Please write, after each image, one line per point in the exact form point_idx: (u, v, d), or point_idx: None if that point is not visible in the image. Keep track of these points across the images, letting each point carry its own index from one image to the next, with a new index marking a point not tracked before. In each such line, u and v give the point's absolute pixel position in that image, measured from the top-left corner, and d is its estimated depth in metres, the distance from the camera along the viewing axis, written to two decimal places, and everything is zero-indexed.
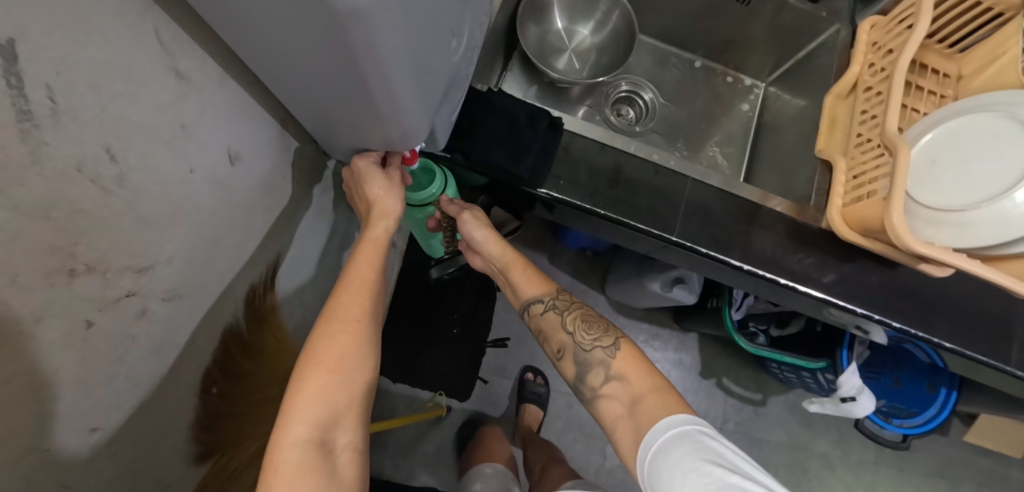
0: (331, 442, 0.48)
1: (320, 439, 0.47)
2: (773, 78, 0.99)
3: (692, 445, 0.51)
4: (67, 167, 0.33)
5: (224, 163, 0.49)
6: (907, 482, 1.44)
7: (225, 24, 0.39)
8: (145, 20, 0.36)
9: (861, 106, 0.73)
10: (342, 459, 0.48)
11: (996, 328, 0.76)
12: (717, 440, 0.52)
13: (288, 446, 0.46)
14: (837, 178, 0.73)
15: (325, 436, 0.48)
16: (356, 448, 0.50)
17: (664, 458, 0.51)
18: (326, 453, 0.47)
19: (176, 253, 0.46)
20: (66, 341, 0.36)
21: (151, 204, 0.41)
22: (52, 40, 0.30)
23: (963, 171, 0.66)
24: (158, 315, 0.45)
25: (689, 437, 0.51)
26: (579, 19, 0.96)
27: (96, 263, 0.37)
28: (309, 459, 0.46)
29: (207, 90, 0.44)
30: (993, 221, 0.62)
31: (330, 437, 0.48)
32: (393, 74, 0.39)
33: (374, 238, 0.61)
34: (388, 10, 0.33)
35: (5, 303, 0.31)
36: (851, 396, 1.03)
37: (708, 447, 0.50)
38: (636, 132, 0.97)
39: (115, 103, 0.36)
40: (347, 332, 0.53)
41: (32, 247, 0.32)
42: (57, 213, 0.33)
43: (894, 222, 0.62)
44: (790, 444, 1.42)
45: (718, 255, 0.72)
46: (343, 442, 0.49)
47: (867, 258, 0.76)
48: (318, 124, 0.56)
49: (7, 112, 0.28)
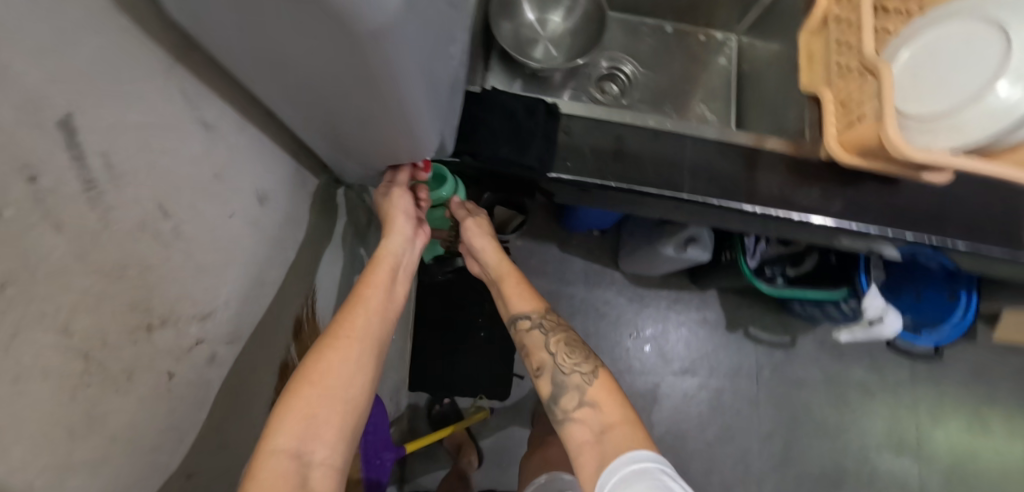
0: (309, 455, 0.46)
1: (297, 448, 0.46)
2: (744, 28, 1.01)
3: (649, 482, 0.51)
4: (131, 227, 0.35)
5: (257, 204, 0.51)
6: (945, 393, 1.47)
7: (248, 71, 0.41)
8: (173, 79, 0.38)
9: (835, 37, 0.76)
10: (316, 476, 0.46)
11: (1006, 223, 0.79)
12: (676, 481, 0.53)
13: (269, 453, 0.45)
14: (826, 108, 0.75)
15: (304, 448, 0.46)
16: (334, 468, 0.48)
17: (623, 490, 0.52)
18: (301, 465, 0.45)
19: (230, 297, 0.48)
20: (153, 393, 0.38)
21: (204, 252, 0.43)
22: (103, 111, 0.32)
23: (945, 78, 0.69)
24: (223, 359, 0.47)
25: (650, 475, 0.52)
26: (549, 7, 0.99)
27: (167, 316, 0.39)
28: (285, 473, 0.44)
29: (234, 137, 0.46)
30: (984, 116, 0.64)
31: (307, 451, 0.46)
32: (409, 89, 0.41)
33: (388, 257, 0.61)
34: (407, 29, 0.35)
35: (100, 364, 0.33)
36: (877, 317, 1.05)
37: (666, 486, 0.51)
38: (624, 105, 1.00)
39: (162, 161, 0.38)
40: (351, 349, 0.53)
41: (114, 308, 0.34)
42: (129, 272, 0.35)
43: (892, 136, 0.64)
44: (826, 379, 1.46)
45: (730, 204, 0.75)
46: (320, 458, 0.47)
47: (870, 180, 0.79)
48: (334, 152, 0.58)
49: (75, 183, 0.30)
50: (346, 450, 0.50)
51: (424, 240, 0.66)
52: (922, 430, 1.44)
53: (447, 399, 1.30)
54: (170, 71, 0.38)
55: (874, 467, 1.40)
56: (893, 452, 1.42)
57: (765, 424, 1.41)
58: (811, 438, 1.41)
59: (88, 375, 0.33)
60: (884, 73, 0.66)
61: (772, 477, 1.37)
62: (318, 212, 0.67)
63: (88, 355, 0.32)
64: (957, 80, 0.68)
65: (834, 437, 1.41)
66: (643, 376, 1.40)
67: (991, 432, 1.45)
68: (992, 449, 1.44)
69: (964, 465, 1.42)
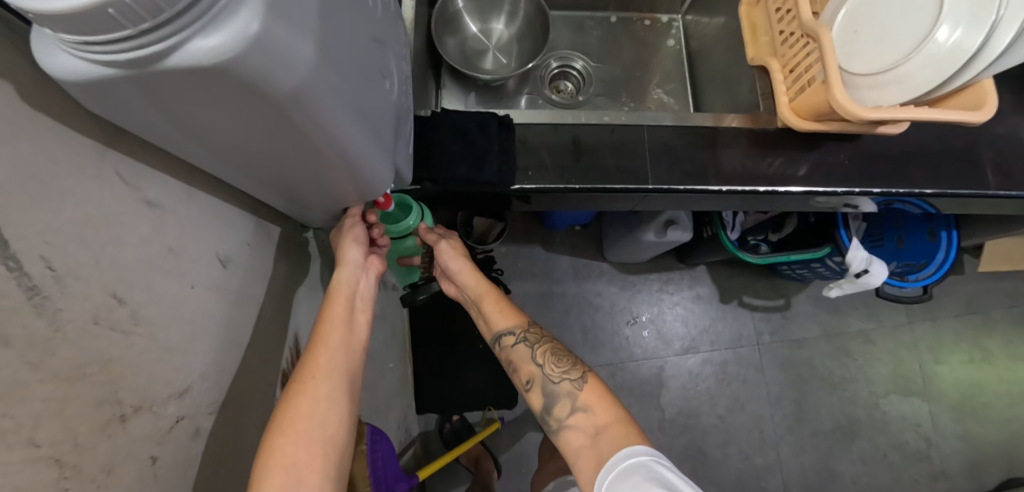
0: None
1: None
2: (687, 7, 1.02)
3: (645, 474, 0.52)
4: (86, 322, 0.35)
5: (219, 268, 0.51)
6: (943, 329, 1.49)
7: (180, 149, 0.41)
8: (107, 165, 0.37)
9: (774, 5, 0.77)
10: None
11: (967, 160, 0.80)
12: (671, 470, 0.53)
13: None
14: (776, 78, 0.77)
15: None
16: None
17: (620, 485, 0.52)
18: None
19: (205, 368, 0.47)
20: (137, 481, 0.38)
21: (169, 330, 0.43)
22: (34, 216, 0.31)
23: (884, 31, 0.70)
24: (208, 430, 0.47)
25: (645, 467, 0.52)
26: (491, 15, 0.98)
27: (140, 403, 0.39)
28: None
29: (183, 209, 0.46)
30: (928, 66, 0.65)
31: None
32: (344, 135, 0.41)
33: (342, 289, 0.60)
34: (321, 76, 0.35)
35: (75, 466, 0.33)
36: (863, 270, 1.06)
37: (662, 476, 0.51)
38: (580, 101, 1.00)
39: (107, 251, 0.37)
40: (320, 390, 0.52)
41: (80, 409, 0.34)
42: (92, 370, 0.35)
43: (838, 99, 0.65)
44: (826, 334, 1.47)
45: (696, 187, 0.75)
46: None
47: (830, 140, 0.79)
48: (291, 205, 0.57)
49: (17, 294, 0.30)
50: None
51: (378, 265, 0.65)
52: (926, 368, 1.46)
53: (457, 416, 1.29)
54: (104, 158, 0.37)
55: (885, 413, 1.42)
56: (902, 395, 1.43)
57: (773, 388, 1.42)
58: (819, 394, 1.42)
59: (64, 480, 0.32)
60: (822, 37, 0.67)
61: (789, 439, 1.38)
62: (289, 262, 0.67)
63: (60, 461, 0.32)
64: (895, 32, 0.69)
65: (842, 390, 1.43)
66: (646, 361, 1.40)
67: (993, 359, 1.47)
68: (996, 375, 1.47)
69: (972, 395, 1.44)
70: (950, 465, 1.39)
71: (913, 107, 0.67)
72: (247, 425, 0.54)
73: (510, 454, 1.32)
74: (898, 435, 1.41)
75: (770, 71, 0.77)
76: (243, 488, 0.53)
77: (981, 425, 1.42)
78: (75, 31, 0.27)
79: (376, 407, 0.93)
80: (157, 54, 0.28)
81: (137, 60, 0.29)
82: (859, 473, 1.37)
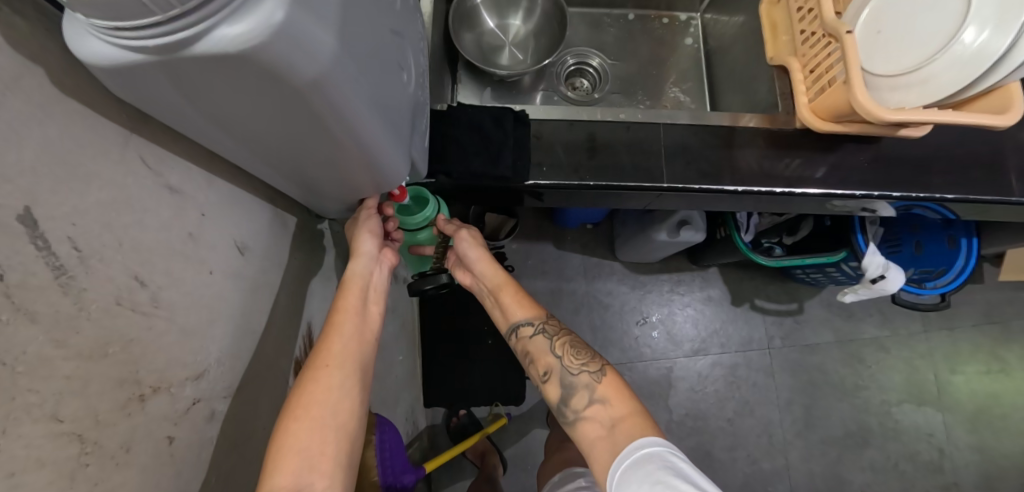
0: (309, 486, 0.47)
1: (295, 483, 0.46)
2: (706, 5, 1.01)
3: (659, 463, 0.52)
4: (109, 302, 0.35)
5: (237, 255, 0.52)
6: (960, 339, 1.46)
7: (203, 136, 0.41)
8: (131, 149, 0.38)
9: (796, 4, 0.77)
10: None
11: (991, 166, 0.78)
12: (683, 458, 0.53)
13: None
14: (796, 78, 0.76)
15: (302, 482, 0.46)
16: None
17: (634, 473, 0.53)
18: None
19: (220, 353, 0.48)
20: (156, 459, 0.39)
21: (188, 314, 0.44)
22: (59, 198, 0.32)
23: (907, 31, 0.69)
24: (222, 413, 0.48)
25: (658, 456, 0.53)
26: (508, 11, 0.98)
27: (158, 383, 0.40)
28: None
29: (201, 195, 0.46)
30: (952, 67, 0.63)
31: (307, 483, 0.47)
32: (363, 125, 0.42)
33: (356, 280, 0.60)
34: (342, 63, 0.35)
35: (95, 443, 0.34)
36: (879, 275, 1.04)
37: (675, 465, 0.52)
38: (596, 98, 1.00)
39: (129, 235, 0.38)
40: (333, 378, 0.53)
41: (102, 387, 0.35)
42: (113, 348, 0.36)
43: (859, 100, 0.64)
44: (839, 340, 1.45)
45: (711, 186, 0.75)
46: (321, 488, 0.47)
47: (849, 142, 0.78)
48: (308, 196, 0.58)
49: (44, 273, 0.31)
50: (346, 478, 0.50)
51: (391, 256, 0.65)
52: (941, 378, 1.43)
53: (463, 412, 1.30)
54: (130, 142, 0.38)
55: (897, 422, 1.40)
56: (916, 404, 1.41)
57: (784, 393, 1.40)
58: (831, 400, 1.40)
59: (85, 455, 0.33)
60: (844, 37, 0.66)
61: (798, 445, 1.37)
62: (304, 252, 0.68)
63: (81, 437, 0.33)
64: (920, 32, 0.67)
65: (854, 397, 1.41)
66: (655, 361, 1.40)
67: (1011, 370, 1.44)
68: (1015, 387, 1.43)
69: (987, 407, 1.42)
70: (963, 476, 1.37)
71: (936, 110, 0.65)
72: (261, 409, 0.55)
73: (516, 450, 1.32)
74: (909, 444, 1.39)
75: (790, 71, 0.77)
76: (255, 473, 0.54)
77: (996, 437, 1.40)
78: (108, 17, 0.28)
79: (384, 399, 0.93)
80: (184, 41, 0.29)
81: (165, 46, 0.29)
82: (869, 481, 1.35)
